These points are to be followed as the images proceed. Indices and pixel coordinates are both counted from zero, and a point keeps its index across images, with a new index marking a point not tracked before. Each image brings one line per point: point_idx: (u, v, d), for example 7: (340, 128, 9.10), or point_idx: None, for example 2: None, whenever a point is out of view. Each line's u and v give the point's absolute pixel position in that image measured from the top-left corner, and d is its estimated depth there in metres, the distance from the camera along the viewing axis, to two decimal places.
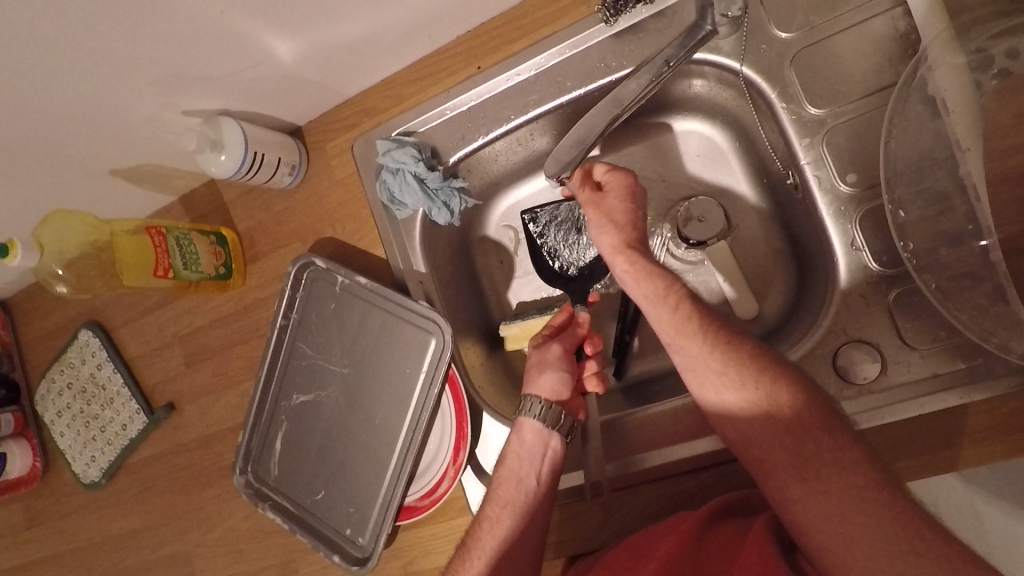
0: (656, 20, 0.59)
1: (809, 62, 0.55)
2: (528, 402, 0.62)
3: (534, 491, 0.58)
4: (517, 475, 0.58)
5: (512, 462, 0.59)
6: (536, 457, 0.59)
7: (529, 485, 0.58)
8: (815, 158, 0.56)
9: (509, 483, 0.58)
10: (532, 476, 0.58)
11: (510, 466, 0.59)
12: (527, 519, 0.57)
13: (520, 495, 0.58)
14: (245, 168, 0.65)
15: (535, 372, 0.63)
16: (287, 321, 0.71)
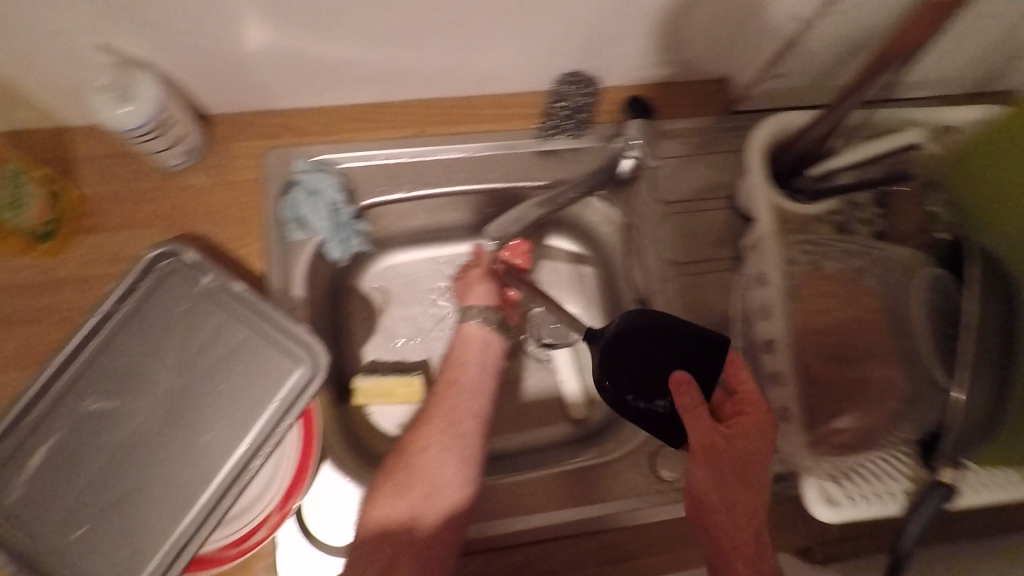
0: (576, 153, 0.72)
1: (674, 224, 0.72)
2: (463, 312, 0.67)
3: (484, 366, 0.64)
4: (471, 356, 0.64)
5: (467, 341, 0.65)
6: (483, 345, 0.65)
7: (482, 362, 0.64)
8: (666, 296, 0.71)
9: (465, 358, 0.64)
10: (483, 357, 0.64)
11: (468, 347, 0.65)
12: (479, 388, 0.62)
13: (477, 373, 0.63)
14: (146, 129, 0.58)
15: (464, 294, 0.70)
16: (115, 310, 0.60)
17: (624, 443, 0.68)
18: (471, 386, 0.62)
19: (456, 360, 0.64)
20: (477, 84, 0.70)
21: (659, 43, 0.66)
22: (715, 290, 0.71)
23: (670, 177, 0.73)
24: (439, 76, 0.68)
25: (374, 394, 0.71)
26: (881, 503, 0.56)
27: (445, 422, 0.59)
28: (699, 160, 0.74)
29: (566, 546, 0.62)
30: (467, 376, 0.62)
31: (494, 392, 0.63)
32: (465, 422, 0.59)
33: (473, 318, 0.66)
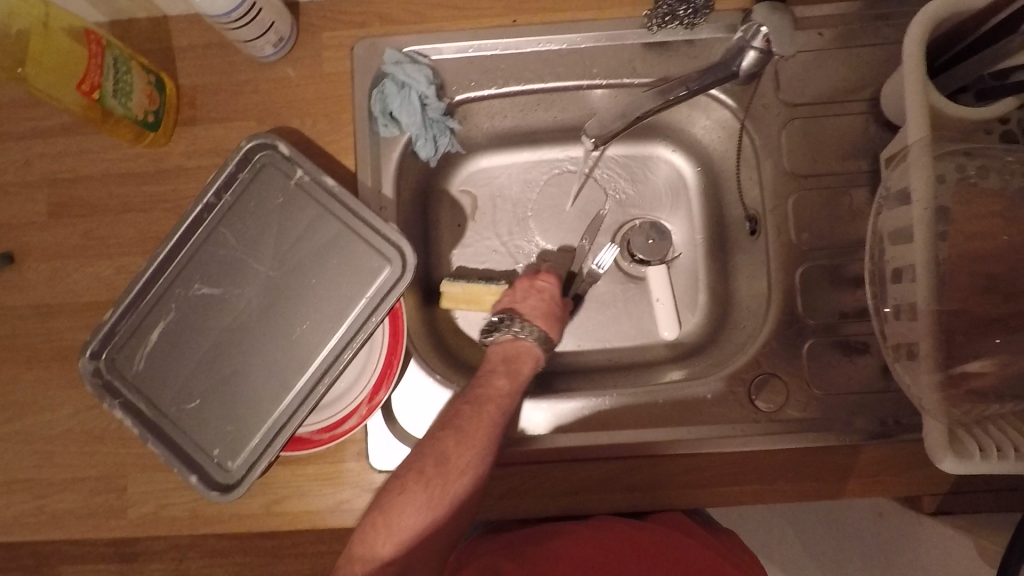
0: (691, 45, 0.64)
1: (798, 130, 0.63)
2: (522, 325, 0.62)
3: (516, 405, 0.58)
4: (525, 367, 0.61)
5: (504, 383, 0.59)
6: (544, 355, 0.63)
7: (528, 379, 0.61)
8: (780, 213, 0.64)
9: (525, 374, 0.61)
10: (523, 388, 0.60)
11: (506, 390, 0.58)
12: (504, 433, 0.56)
13: (513, 387, 0.59)
14: (236, 15, 0.57)
15: (542, 311, 0.64)
16: (215, 202, 0.61)
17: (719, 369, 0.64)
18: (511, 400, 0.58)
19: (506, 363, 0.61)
20: None
21: None
22: (838, 208, 0.63)
23: (799, 75, 0.63)
24: None
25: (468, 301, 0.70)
26: (1018, 459, 0.49)
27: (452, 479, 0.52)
28: (838, 53, 0.63)
29: (650, 464, 0.60)
30: (505, 391, 0.58)
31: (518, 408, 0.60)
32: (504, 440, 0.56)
33: (526, 333, 0.62)
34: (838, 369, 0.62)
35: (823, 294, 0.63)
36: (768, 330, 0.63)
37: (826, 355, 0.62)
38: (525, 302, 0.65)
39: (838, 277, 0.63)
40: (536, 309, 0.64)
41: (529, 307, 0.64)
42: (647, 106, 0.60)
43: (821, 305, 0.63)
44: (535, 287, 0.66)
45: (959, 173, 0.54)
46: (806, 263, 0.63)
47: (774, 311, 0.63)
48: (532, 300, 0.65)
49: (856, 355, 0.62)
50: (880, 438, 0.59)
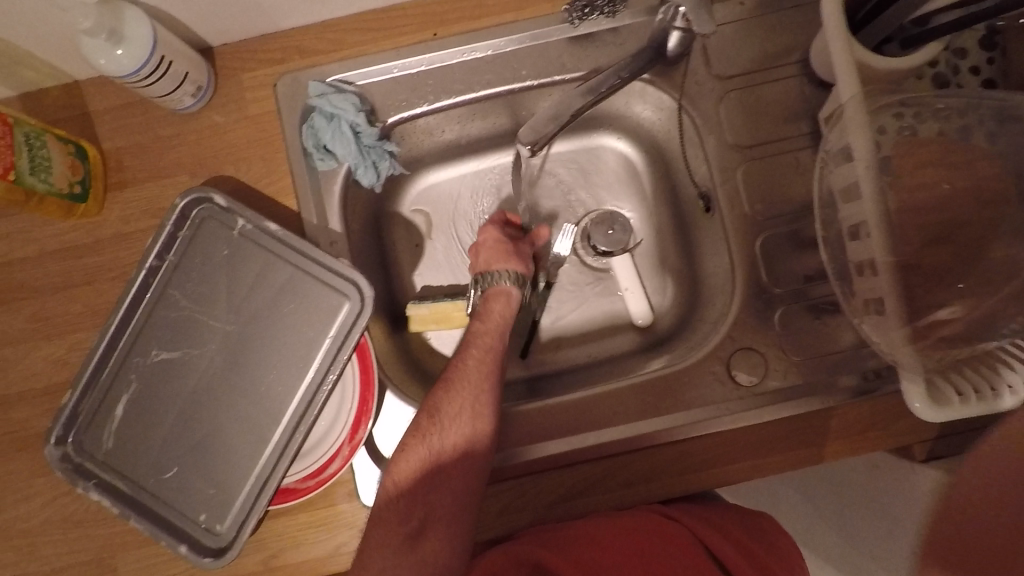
0: (615, 33, 0.63)
1: (734, 102, 0.63)
2: (495, 275, 0.64)
3: (475, 397, 0.57)
4: (498, 318, 0.62)
5: (453, 379, 0.58)
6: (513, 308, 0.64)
7: (494, 347, 0.61)
8: (731, 186, 0.63)
9: (491, 339, 0.61)
10: (485, 369, 0.58)
11: (447, 393, 0.57)
12: (459, 438, 0.55)
13: (500, 336, 0.61)
14: (147, 71, 0.55)
15: (504, 255, 0.65)
16: (159, 264, 0.60)
17: (694, 351, 0.63)
18: (494, 345, 0.61)
19: (485, 317, 0.62)
20: None
21: None
22: (786, 172, 0.63)
23: (726, 47, 0.63)
24: None
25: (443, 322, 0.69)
26: (993, 398, 0.49)
27: (416, 516, 0.53)
28: (761, 20, 0.63)
29: (639, 458, 0.60)
30: (489, 339, 0.61)
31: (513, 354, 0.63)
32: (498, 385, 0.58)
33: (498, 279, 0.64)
34: (810, 333, 0.62)
35: (786, 260, 0.62)
36: (737, 305, 0.63)
37: (796, 321, 0.62)
38: (484, 253, 0.66)
39: (798, 241, 0.63)
40: (497, 256, 0.65)
41: (490, 255, 0.65)
42: (578, 104, 0.57)
43: (785, 272, 0.62)
44: (487, 241, 0.67)
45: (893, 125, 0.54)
46: (764, 232, 0.63)
47: (740, 284, 0.63)
48: (486, 252, 0.66)
49: (825, 316, 0.62)
50: (861, 395, 0.60)
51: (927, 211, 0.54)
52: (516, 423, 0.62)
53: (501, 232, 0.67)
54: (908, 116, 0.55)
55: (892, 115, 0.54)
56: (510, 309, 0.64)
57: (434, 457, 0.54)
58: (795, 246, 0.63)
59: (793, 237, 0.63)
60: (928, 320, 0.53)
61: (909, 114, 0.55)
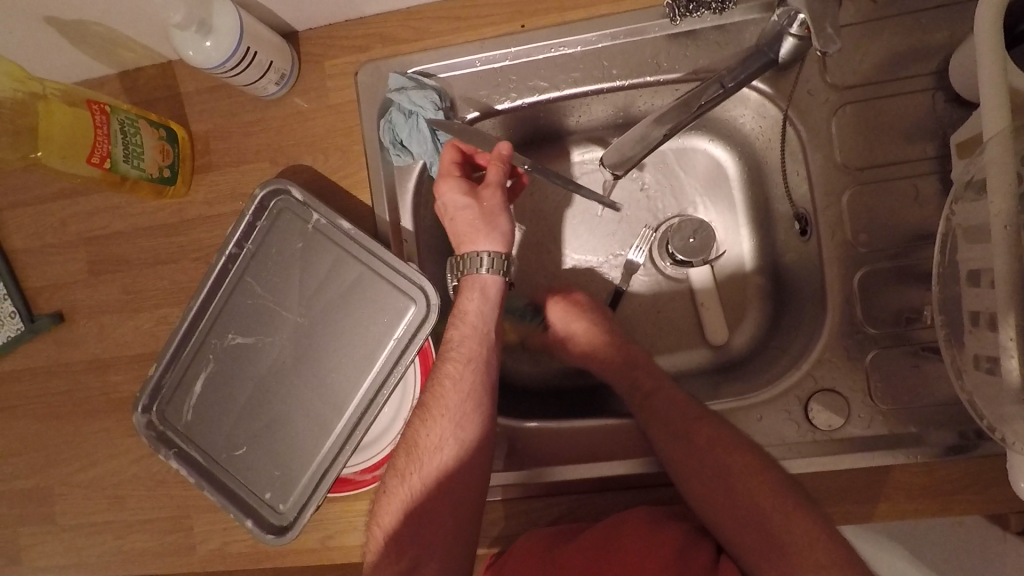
0: (719, 32, 0.57)
1: (850, 117, 0.56)
2: (471, 259, 0.60)
3: (446, 424, 0.56)
4: (471, 315, 0.59)
5: (427, 406, 0.57)
6: (490, 299, 0.60)
7: (469, 355, 0.58)
8: (834, 210, 0.57)
9: (466, 344, 0.59)
10: (458, 387, 0.57)
11: (419, 422, 0.57)
12: (438, 471, 0.55)
13: (476, 345, 0.59)
14: (233, 62, 0.55)
15: (478, 227, 0.59)
16: (238, 251, 0.61)
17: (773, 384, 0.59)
18: (467, 356, 0.58)
19: (459, 321, 0.60)
20: None
21: None
22: (901, 200, 0.56)
23: (849, 51, 0.55)
24: None
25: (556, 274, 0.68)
26: None
27: (411, 552, 0.53)
28: (893, 22, 0.55)
29: None
30: (465, 351, 0.58)
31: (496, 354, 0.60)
32: (478, 406, 0.56)
33: (476, 264, 0.60)
34: (907, 381, 0.56)
35: (887, 297, 0.56)
36: (826, 340, 0.57)
37: (892, 365, 0.56)
38: (459, 222, 0.60)
39: (904, 277, 0.56)
40: (475, 227, 0.59)
41: (463, 226, 0.60)
42: (668, 124, 0.52)
43: (884, 310, 0.56)
44: (452, 200, 0.59)
45: None
46: (865, 265, 0.56)
47: (832, 318, 0.57)
48: (459, 219, 0.60)
49: (925, 364, 0.56)
50: (955, 454, 0.54)
51: None
52: (567, 434, 0.60)
53: (460, 197, 0.59)
54: None
55: None
56: (492, 296, 0.60)
57: (416, 491, 0.55)
58: (900, 282, 0.56)
59: (900, 271, 0.56)
60: None
61: None
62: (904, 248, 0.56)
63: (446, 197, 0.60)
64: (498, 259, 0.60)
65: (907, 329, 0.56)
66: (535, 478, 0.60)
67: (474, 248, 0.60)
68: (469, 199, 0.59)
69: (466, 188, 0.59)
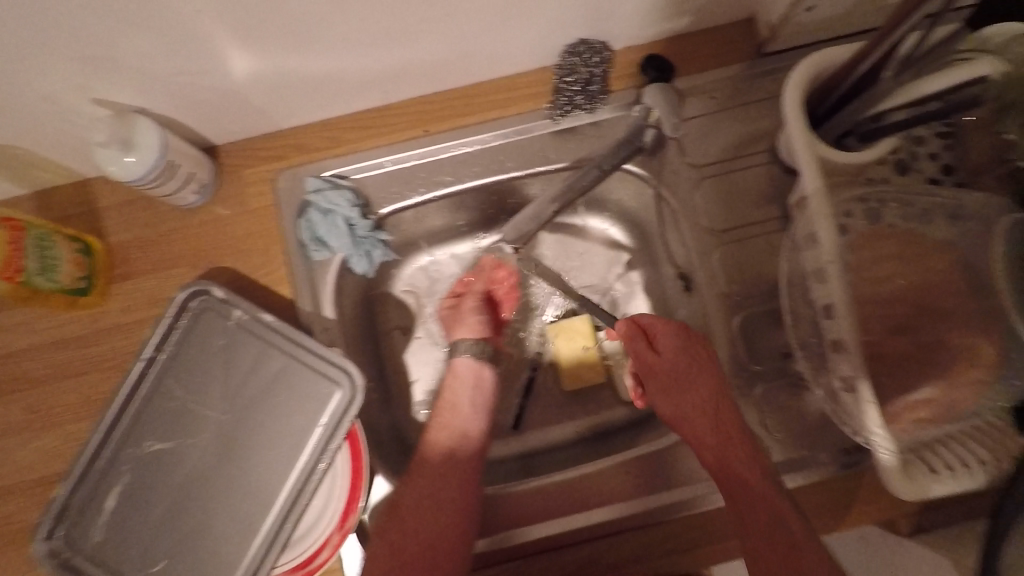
0: (593, 127, 0.67)
1: (708, 189, 0.67)
2: (456, 345, 0.70)
3: (439, 483, 0.62)
4: (470, 383, 0.68)
5: (416, 469, 0.63)
6: (472, 379, 0.69)
7: (455, 424, 0.66)
8: (709, 267, 0.66)
9: (450, 415, 0.66)
10: (449, 455, 0.64)
11: (410, 484, 0.62)
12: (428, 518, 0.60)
13: (463, 415, 0.66)
14: (154, 174, 0.59)
15: (455, 322, 0.71)
16: (157, 354, 0.61)
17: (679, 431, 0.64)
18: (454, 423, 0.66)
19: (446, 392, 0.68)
20: (477, 69, 0.66)
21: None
22: (761, 254, 0.65)
23: (698, 138, 0.67)
24: (434, 70, 0.64)
25: (567, 329, 0.72)
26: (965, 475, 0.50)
27: None
28: (728, 114, 0.67)
29: (632, 537, 0.60)
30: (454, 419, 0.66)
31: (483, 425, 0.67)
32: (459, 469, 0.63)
33: (462, 353, 0.70)
34: (794, 410, 0.62)
35: (765, 337, 0.64)
36: (722, 381, 0.63)
37: (780, 398, 0.63)
38: (449, 321, 0.72)
39: (776, 319, 0.65)
40: (454, 323, 0.71)
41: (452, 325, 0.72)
42: (556, 204, 0.62)
43: (763, 349, 0.64)
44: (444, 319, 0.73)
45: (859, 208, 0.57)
46: (742, 311, 0.65)
47: (724, 360, 0.64)
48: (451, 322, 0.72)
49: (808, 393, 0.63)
50: (849, 470, 0.59)
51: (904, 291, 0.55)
52: (497, 503, 0.64)
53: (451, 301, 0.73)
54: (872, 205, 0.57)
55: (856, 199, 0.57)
56: (470, 373, 0.69)
57: (398, 534, 0.59)
58: (773, 323, 0.65)
59: (770, 314, 0.65)
60: (907, 395, 0.54)
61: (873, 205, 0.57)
62: (770, 293, 0.65)
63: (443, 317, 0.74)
64: (479, 344, 0.70)
65: (786, 363, 0.64)
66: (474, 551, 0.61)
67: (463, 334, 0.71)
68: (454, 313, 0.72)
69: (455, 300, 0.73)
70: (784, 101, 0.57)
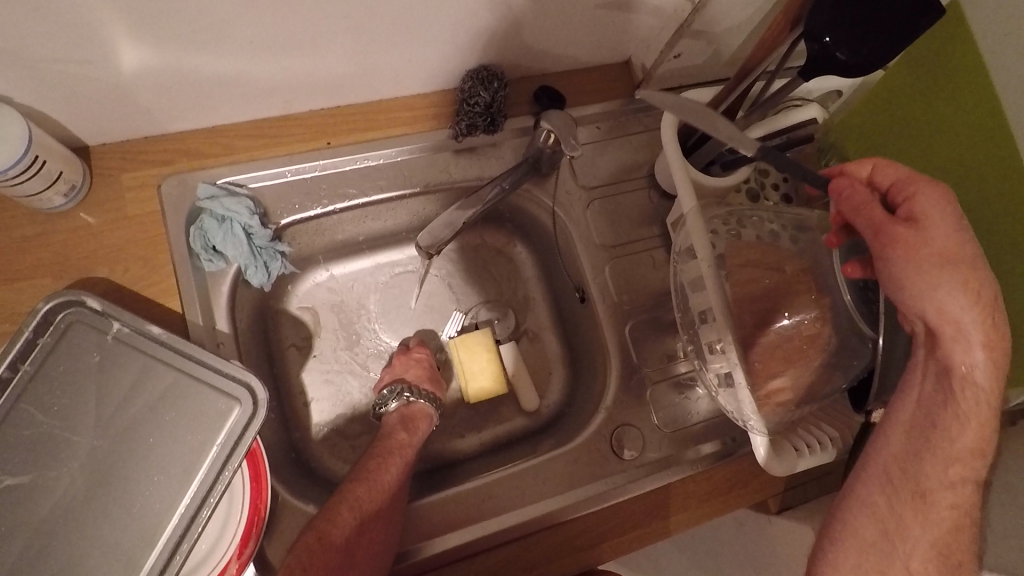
0: (495, 148, 0.72)
1: (598, 209, 0.74)
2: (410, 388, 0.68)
3: (376, 504, 0.59)
4: (407, 445, 0.65)
5: (351, 487, 0.60)
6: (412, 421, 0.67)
7: (391, 459, 0.63)
8: (601, 279, 0.72)
9: (391, 454, 0.63)
10: (391, 485, 0.61)
11: (343, 501, 0.58)
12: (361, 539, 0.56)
13: (400, 450, 0.64)
14: (17, 170, 0.52)
15: (411, 374, 0.70)
16: (12, 375, 0.53)
17: (580, 431, 0.68)
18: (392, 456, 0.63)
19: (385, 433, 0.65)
20: (382, 87, 0.68)
21: (560, 34, 0.67)
22: (645, 268, 0.73)
23: (588, 163, 0.74)
24: (341, 84, 0.65)
25: (462, 346, 0.72)
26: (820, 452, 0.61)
27: None
28: (613, 142, 0.75)
29: (541, 539, 0.63)
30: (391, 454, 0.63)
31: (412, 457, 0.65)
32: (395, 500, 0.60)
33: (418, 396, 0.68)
34: (678, 407, 0.69)
35: (651, 342, 0.71)
36: (615, 384, 0.69)
37: (666, 396, 0.69)
38: (399, 369, 0.70)
39: (659, 326, 0.72)
40: (410, 372, 0.69)
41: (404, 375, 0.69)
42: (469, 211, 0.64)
43: (650, 353, 0.71)
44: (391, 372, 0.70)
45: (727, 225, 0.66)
46: (631, 319, 0.71)
47: (616, 364, 0.70)
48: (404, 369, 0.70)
49: (688, 391, 0.70)
50: (725, 457, 0.67)
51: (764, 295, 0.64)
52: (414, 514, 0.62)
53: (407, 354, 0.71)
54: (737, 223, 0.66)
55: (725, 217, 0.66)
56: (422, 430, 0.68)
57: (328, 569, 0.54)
58: (656, 329, 0.72)
59: (654, 321, 0.72)
60: None
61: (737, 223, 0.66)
62: (653, 303, 0.72)
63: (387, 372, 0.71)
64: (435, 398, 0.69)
65: (670, 364, 0.71)
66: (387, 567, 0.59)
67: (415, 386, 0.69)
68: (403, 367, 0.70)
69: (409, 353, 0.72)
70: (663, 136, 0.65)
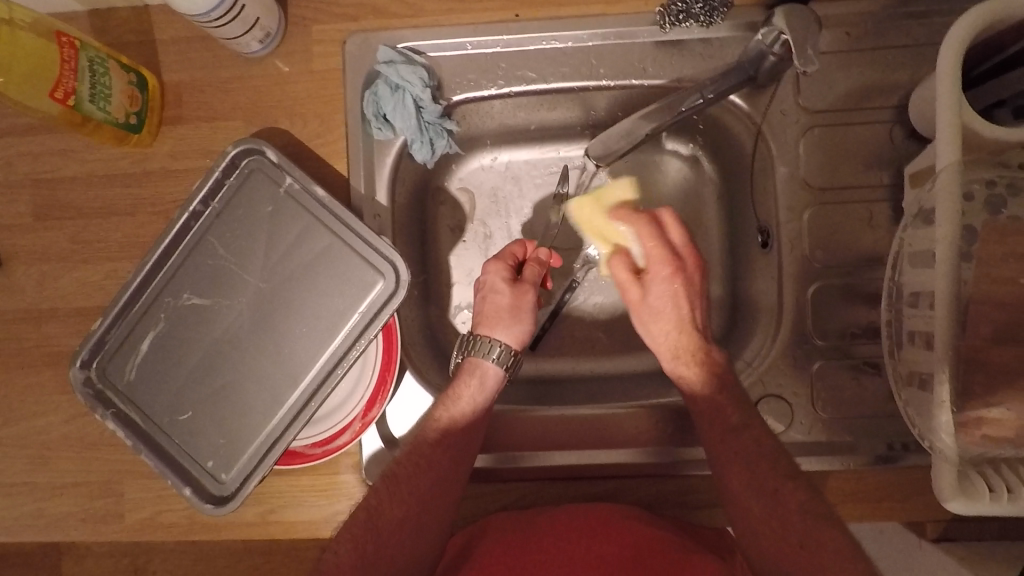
0: (704, 44, 0.59)
1: (815, 139, 0.60)
2: (486, 344, 0.60)
3: (420, 507, 0.55)
4: (462, 421, 0.57)
5: (400, 478, 0.56)
6: (486, 389, 0.59)
7: (447, 439, 0.56)
8: (794, 226, 0.60)
9: (450, 426, 0.57)
10: (442, 469, 0.56)
11: (390, 496, 0.55)
12: (401, 543, 0.55)
13: (459, 429, 0.57)
14: (218, 11, 0.53)
15: (503, 317, 0.62)
16: (202, 209, 0.59)
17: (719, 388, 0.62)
18: (450, 439, 0.56)
19: (449, 399, 0.58)
20: None
21: None
22: (855, 223, 0.59)
23: (821, 77, 0.59)
24: None
25: (597, 207, 0.69)
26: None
27: None
28: (862, 56, 0.58)
29: (647, 483, 0.61)
30: (448, 433, 0.57)
31: (480, 436, 0.58)
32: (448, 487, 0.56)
33: (491, 352, 0.60)
34: (848, 394, 0.59)
35: (835, 312, 0.59)
36: (776, 349, 0.60)
37: (835, 377, 0.59)
38: (489, 309, 0.62)
39: (853, 296, 0.59)
40: (498, 317, 0.62)
41: (492, 312, 0.62)
42: (652, 123, 0.56)
43: (831, 324, 0.59)
44: (493, 282, 0.62)
45: (993, 194, 0.50)
46: (818, 280, 0.60)
47: (785, 328, 0.60)
48: (494, 301, 0.62)
49: (865, 378, 0.59)
50: (886, 463, 0.57)
51: (1016, 295, 0.49)
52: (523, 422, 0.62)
53: (505, 280, 0.62)
54: (1006, 194, 0.50)
55: (993, 183, 0.50)
56: (492, 391, 0.60)
57: (372, 548, 0.54)
58: (848, 298, 0.60)
59: (847, 289, 0.60)
60: (984, 406, 0.49)
61: (1008, 192, 0.50)
62: (852, 266, 0.60)
63: (489, 277, 0.63)
64: (509, 356, 0.60)
65: (852, 343, 0.59)
66: (489, 464, 0.60)
67: (492, 335, 0.61)
68: (509, 290, 0.62)
69: (511, 279, 0.63)
70: (939, 60, 0.48)
